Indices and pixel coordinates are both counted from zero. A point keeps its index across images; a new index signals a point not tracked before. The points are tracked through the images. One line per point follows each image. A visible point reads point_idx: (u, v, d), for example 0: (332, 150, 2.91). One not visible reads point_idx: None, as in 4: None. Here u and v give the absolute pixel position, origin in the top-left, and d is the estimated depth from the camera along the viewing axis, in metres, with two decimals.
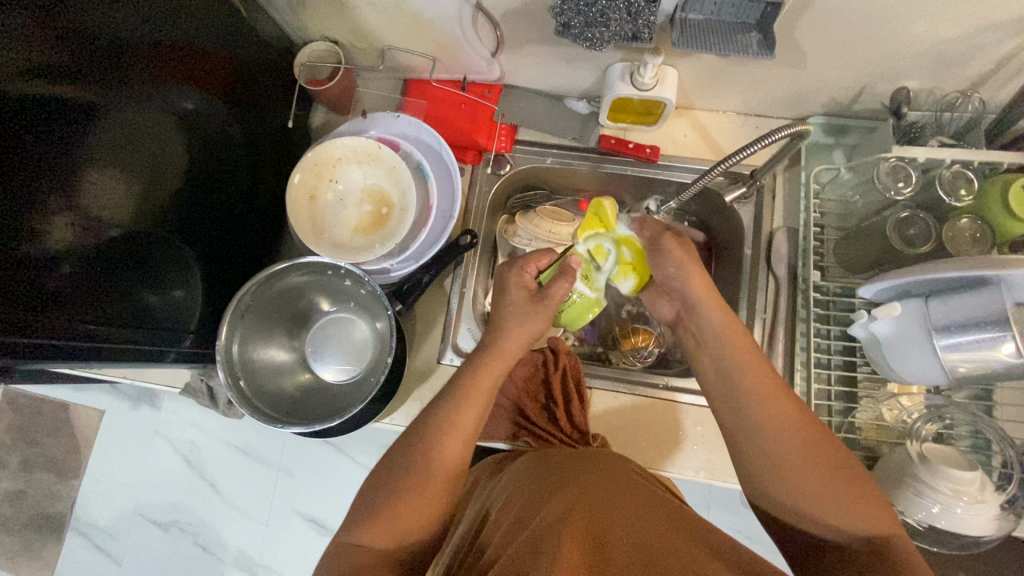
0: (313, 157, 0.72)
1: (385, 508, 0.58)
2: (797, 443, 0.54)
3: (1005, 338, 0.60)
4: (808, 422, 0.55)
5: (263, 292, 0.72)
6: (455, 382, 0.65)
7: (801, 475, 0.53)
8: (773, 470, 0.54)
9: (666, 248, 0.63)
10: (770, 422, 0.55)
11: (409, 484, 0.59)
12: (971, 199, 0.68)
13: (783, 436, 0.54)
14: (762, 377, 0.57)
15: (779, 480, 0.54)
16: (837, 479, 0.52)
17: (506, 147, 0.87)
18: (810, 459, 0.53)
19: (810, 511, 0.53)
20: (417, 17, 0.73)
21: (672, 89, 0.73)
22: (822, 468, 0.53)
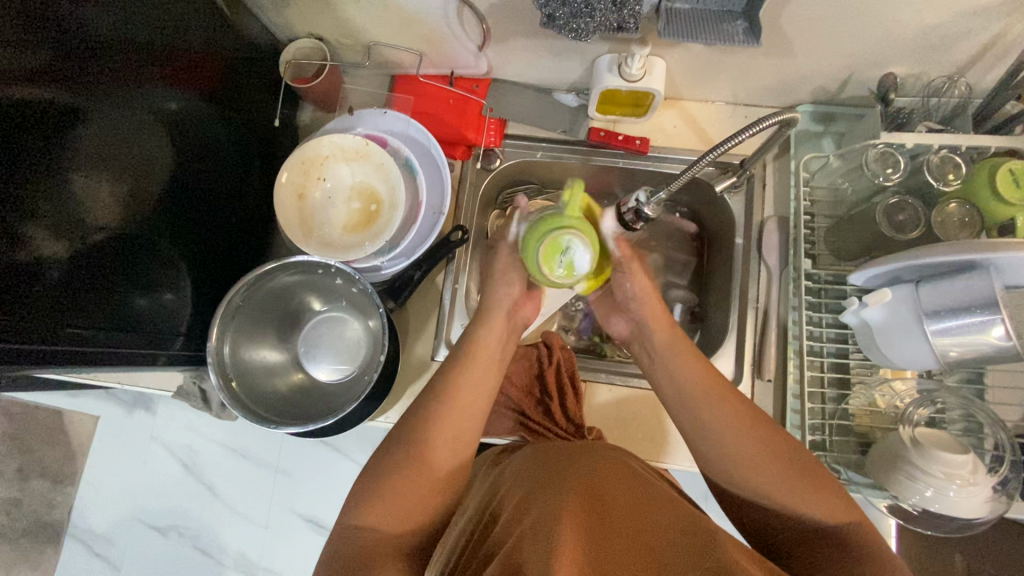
0: (300, 155, 0.71)
1: (384, 494, 0.59)
2: (744, 438, 0.58)
3: (995, 321, 0.61)
4: (756, 422, 0.59)
5: (253, 293, 0.71)
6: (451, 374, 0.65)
7: (753, 470, 0.56)
8: (732, 469, 0.57)
9: (629, 268, 0.70)
10: (726, 418, 0.59)
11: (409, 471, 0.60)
12: (959, 183, 0.69)
13: (735, 434, 0.58)
14: (711, 385, 0.61)
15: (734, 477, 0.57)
16: (791, 471, 0.55)
17: (495, 142, 0.86)
18: (763, 454, 0.56)
19: (772, 497, 0.55)
20: (403, 12, 0.72)
21: (659, 80, 0.73)
22: (773, 462, 0.56)
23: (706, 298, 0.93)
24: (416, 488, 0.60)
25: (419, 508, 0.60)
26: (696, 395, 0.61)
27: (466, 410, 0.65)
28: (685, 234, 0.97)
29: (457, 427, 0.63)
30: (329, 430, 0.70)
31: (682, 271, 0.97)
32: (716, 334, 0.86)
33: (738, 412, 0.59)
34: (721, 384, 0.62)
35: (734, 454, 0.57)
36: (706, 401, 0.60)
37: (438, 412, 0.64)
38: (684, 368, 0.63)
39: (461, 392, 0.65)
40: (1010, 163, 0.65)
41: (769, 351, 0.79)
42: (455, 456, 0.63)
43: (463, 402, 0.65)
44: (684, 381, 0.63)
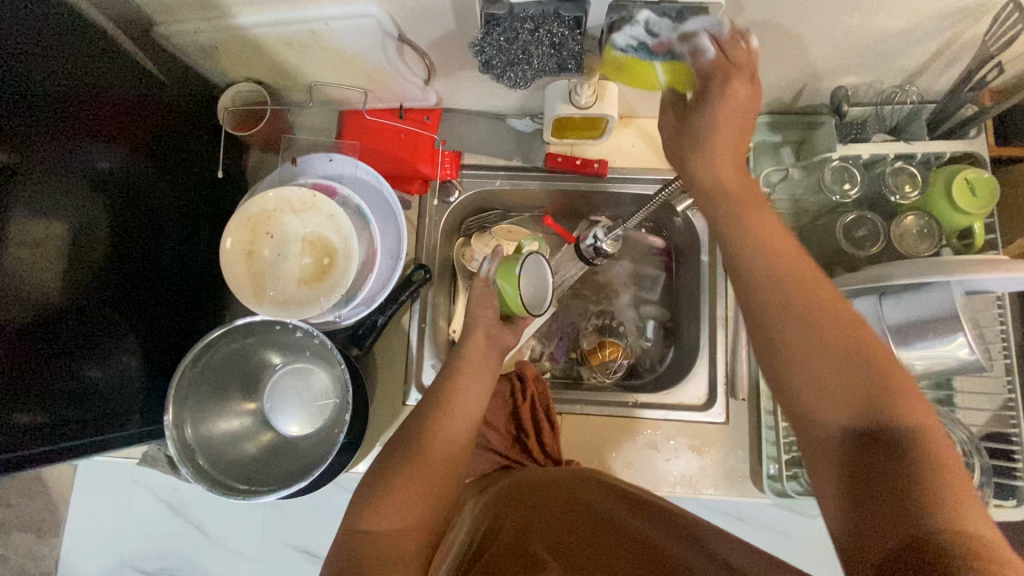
0: (245, 213, 0.68)
1: (386, 493, 0.62)
2: (842, 359, 0.49)
3: (958, 335, 0.61)
4: (905, 402, 0.47)
5: (211, 360, 0.69)
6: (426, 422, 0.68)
7: (811, 351, 0.50)
8: (804, 359, 0.50)
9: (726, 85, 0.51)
10: (854, 385, 0.48)
11: (414, 468, 0.64)
12: (917, 195, 0.68)
13: (822, 338, 0.49)
14: (812, 290, 0.51)
15: (791, 361, 0.51)
16: (871, 388, 0.47)
17: (452, 174, 0.84)
18: (844, 355, 0.49)
19: (824, 385, 0.49)
20: (341, 53, 0.69)
21: (612, 105, 0.71)
22: (858, 361, 0.48)
23: (677, 313, 0.92)
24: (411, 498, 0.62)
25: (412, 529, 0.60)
26: (832, 351, 0.49)
27: (449, 439, 0.68)
28: (653, 249, 0.96)
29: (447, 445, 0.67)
30: (303, 493, 0.68)
31: (653, 286, 0.96)
32: (689, 352, 0.86)
33: (873, 390, 0.47)
34: (825, 294, 0.51)
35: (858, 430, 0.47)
36: (790, 293, 0.51)
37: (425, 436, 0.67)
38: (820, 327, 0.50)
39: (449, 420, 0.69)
40: (965, 170, 0.65)
41: (742, 368, 0.79)
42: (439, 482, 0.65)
43: (452, 427, 0.69)
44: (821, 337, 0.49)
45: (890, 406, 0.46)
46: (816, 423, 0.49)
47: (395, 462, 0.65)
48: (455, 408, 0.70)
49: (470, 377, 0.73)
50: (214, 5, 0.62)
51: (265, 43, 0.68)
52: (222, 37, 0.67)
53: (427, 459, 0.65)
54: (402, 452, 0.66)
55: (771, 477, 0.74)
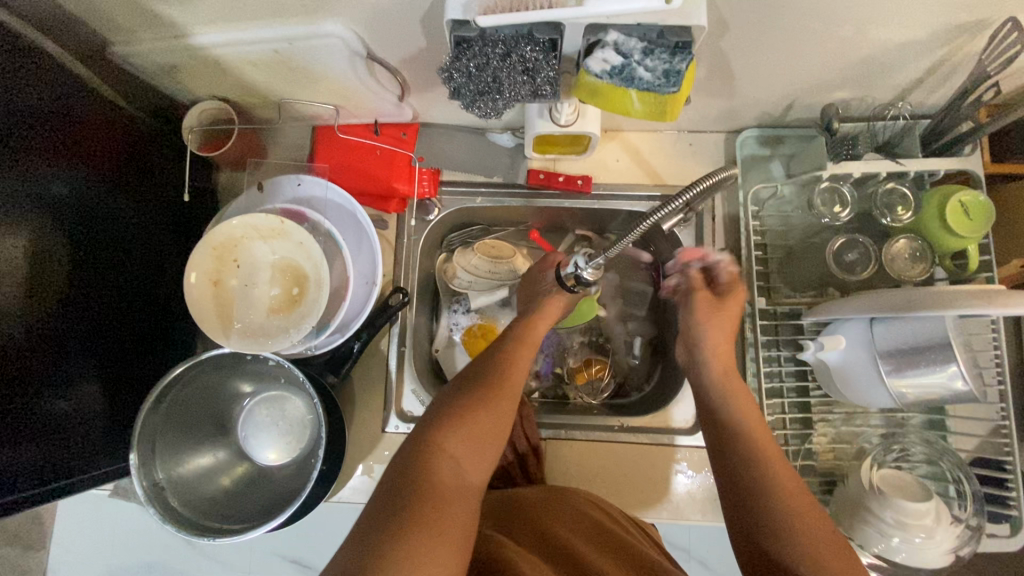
0: (209, 242, 0.65)
1: (462, 417, 0.60)
2: (778, 463, 0.56)
3: (950, 364, 0.60)
4: (794, 477, 0.56)
5: (183, 392, 0.68)
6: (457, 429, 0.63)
7: (772, 493, 0.54)
8: (751, 473, 0.56)
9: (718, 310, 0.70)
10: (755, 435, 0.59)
11: (489, 399, 0.62)
12: (909, 217, 0.66)
13: (776, 478, 0.55)
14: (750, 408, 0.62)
15: (742, 463, 0.57)
16: (801, 504, 0.53)
17: (430, 193, 0.81)
18: (780, 459, 0.57)
19: (767, 492, 0.54)
20: (308, 73, 0.66)
21: (594, 122, 0.68)
22: (789, 474, 0.55)
23: (665, 330, 0.90)
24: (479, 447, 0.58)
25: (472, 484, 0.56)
26: (739, 404, 0.62)
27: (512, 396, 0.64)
28: (640, 263, 0.93)
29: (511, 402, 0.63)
30: (277, 529, 0.66)
31: (640, 302, 0.93)
32: (677, 372, 0.83)
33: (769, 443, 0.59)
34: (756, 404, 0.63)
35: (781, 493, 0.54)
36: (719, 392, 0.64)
37: (488, 391, 0.62)
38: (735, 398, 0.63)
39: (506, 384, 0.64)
40: (963, 192, 0.62)
41: None
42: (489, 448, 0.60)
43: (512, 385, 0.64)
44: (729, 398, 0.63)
45: (787, 477, 0.56)
46: (750, 497, 0.55)
47: (463, 397, 0.62)
48: (520, 367, 0.66)
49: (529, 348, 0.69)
50: (170, 24, 0.58)
51: (227, 62, 0.65)
52: (181, 56, 0.64)
53: (501, 405, 0.62)
54: (476, 387, 0.63)
55: None
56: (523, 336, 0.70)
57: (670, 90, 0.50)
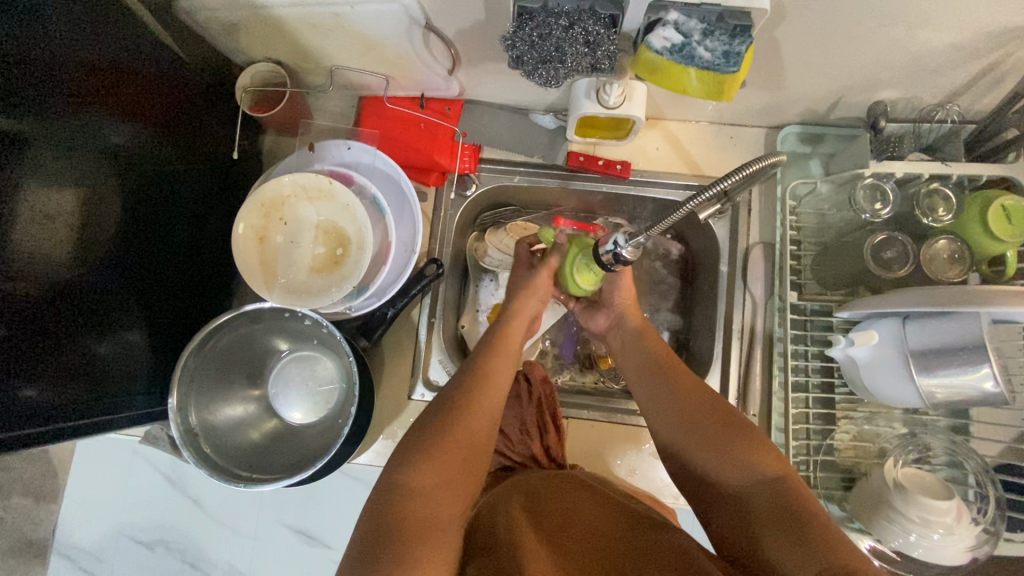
0: (259, 197, 0.67)
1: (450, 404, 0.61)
2: (688, 405, 0.60)
3: (983, 365, 0.59)
4: (699, 398, 0.60)
5: (220, 341, 0.70)
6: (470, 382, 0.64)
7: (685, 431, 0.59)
8: (662, 417, 0.61)
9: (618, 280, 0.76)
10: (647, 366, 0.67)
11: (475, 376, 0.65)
12: (950, 218, 0.66)
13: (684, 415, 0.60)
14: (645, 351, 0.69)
15: (657, 416, 0.62)
16: (719, 436, 0.56)
17: (470, 168, 0.82)
18: (690, 400, 0.61)
19: (680, 438, 0.59)
20: (365, 39, 0.67)
21: (640, 106, 0.69)
22: (700, 407, 0.59)
23: (690, 321, 0.90)
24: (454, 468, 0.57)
25: (453, 496, 0.55)
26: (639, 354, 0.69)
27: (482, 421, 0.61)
28: (670, 255, 0.94)
29: (477, 431, 0.60)
30: (304, 482, 0.68)
31: (667, 293, 0.93)
32: (700, 363, 0.84)
33: (675, 374, 0.64)
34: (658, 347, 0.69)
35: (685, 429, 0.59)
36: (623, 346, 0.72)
37: (464, 416, 0.60)
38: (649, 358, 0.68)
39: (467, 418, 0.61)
40: (1005, 198, 0.63)
41: (754, 383, 0.78)
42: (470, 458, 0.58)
43: (489, 399, 0.63)
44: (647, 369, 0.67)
45: (697, 411, 0.59)
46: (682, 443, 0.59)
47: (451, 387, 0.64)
48: (484, 408, 0.61)
49: (513, 344, 0.71)
50: None
51: (287, 23, 0.66)
52: (241, 14, 0.65)
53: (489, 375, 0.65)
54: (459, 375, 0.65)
55: None
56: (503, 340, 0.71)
57: (729, 69, 0.51)
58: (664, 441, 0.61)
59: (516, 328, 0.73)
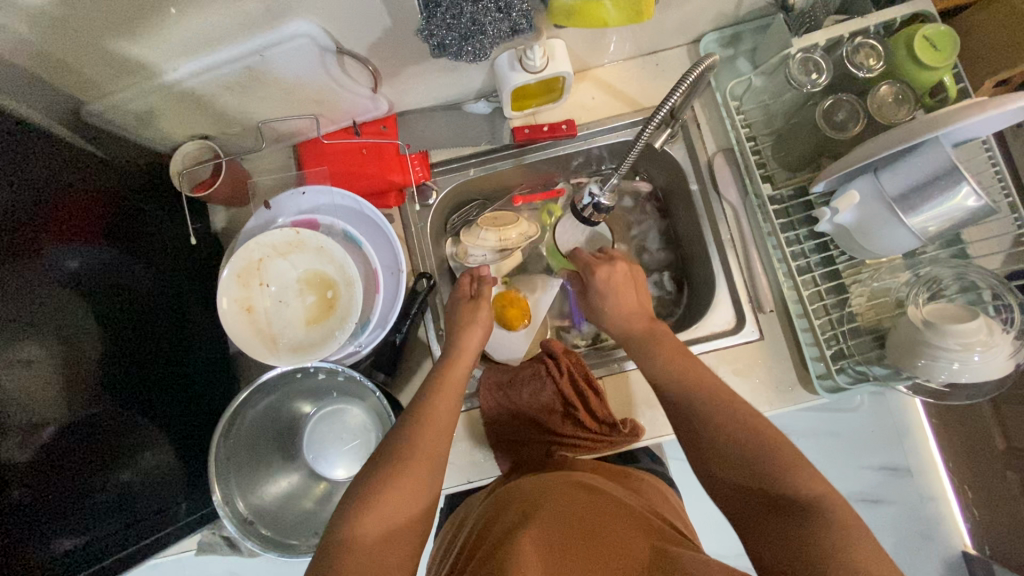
0: (233, 269, 0.65)
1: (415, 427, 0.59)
2: (720, 415, 0.58)
3: (962, 187, 0.61)
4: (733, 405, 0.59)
5: (244, 425, 0.68)
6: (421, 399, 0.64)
7: (720, 436, 0.57)
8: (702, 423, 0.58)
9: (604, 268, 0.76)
10: (671, 371, 0.64)
11: (433, 403, 0.63)
12: (882, 65, 0.68)
13: (719, 420, 0.58)
14: (668, 353, 0.66)
15: (696, 419, 0.59)
16: (754, 454, 0.54)
17: (425, 176, 0.82)
18: (717, 408, 0.59)
19: (715, 438, 0.57)
20: (283, 83, 0.67)
21: (565, 61, 0.70)
22: (729, 417, 0.58)
23: (682, 248, 0.92)
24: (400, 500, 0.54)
25: (407, 509, 0.54)
26: (659, 357, 0.66)
27: (426, 461, 0.57)
28: (640, 194, 0.95)
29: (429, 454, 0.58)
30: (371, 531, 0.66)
31: (650, 232, 0.95)
32: (705, 282, 0.86)
33: (693, 369, 0.63)
34: (677, 349, 0.66)
35: (724, 434, 0.57)
36: (642, 353, 0.68)
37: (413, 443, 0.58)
38: (675, 361, 0.65)
39: (416, 460, 0.57)
40: (921, 29, 0.65)
41: (761, 281, 0.79)
42: (432, 472, 0.57)
43: (442, 417, 0.61)
44: (675, 376, 0.63)
45: (727, 417, 0.58)
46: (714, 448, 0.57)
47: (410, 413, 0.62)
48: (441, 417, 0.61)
49: (461, 370, 0.68)
50: (140, 67, 0.59)
51: (201, 94, 0.65)
52: (154, 99, 0.64)
53: (444, 403, 0.63)
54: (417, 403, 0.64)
55: (820, 376, 0.74)
56: (457, 355, 0.69)
57: None
58: (686, 423, 0.60)
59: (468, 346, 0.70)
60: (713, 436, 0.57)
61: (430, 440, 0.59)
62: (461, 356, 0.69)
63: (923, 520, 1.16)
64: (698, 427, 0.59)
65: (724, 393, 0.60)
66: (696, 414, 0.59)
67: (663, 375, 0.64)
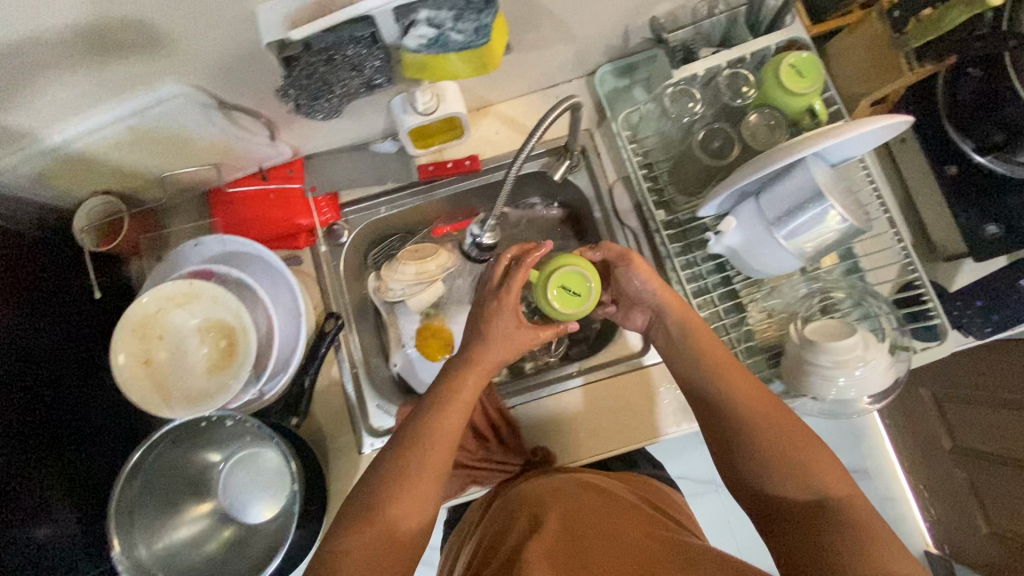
0: (127, 323, 0.66)
1: (433, 420, 0.60)
2: (762, 419, 0.59)
3: (829, 210, 0.62)
4: (773, 410, 0.59)
5: (151, 477, 0.69)
6: (438, 395, 0.62)
7: (754, 441, 0.58)
8: (738, 425, 0.59)
9: (630, 260, 0.66)
10: (710, 371, 0.63)
11: (451, 394, 0.62)
12: (754, 92, 0.71)
13: (758, 426, 0.58)
14: (709, 350, 0.64)
15: (730, 423, 0.60)
16: (791, 461, 0.56)
17: (332, 217, 0.84)
18: (757, 410, 0.59)
19: (749, 443, 0.58)
20: (173, 138, 0.68)
21: (455, 101, 0.72)
22: (766, 422, 0.58)
23: None
24: (412, 499, 0.57)
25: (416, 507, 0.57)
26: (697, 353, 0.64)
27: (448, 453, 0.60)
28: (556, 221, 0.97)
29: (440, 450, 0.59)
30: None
31: None
32: None
33: (733, 370, 0.62)
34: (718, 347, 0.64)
35: (760, 439, 0.58)
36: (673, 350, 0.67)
37: (428, 442, 0.59)
38: (708, 359, 0.63)
39: (431, 454, 0.59)
40: (786, 58, 0.67)
41: None
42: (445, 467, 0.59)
43: (455, 417, 0.61)
44: (710, 378, 0.63)
45: (769, 422, 0.58)
46: (745, 452, 0.58)
47: (430, 401, 0.62)
48: (455, 414, 0.61)
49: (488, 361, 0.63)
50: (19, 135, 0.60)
51: (92, 154, 0.66)
52: (42, 162, 0.65)
53: (465, 394, 0.62)
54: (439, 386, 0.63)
55: None
56: (478, 339, 0.64)
57: (481, 43, 0.55)
58: (716, 426, 0.61)
59: (488, 351, 0.63)
60: (750, 445, 0.58)
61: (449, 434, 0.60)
62: (486, 351, 0.63)
63: None
64: (731, 430, 0.60)
65: (762, 397, 0.60)
66: (734, 418, 0.60)
67: (696, 372, 0.64)
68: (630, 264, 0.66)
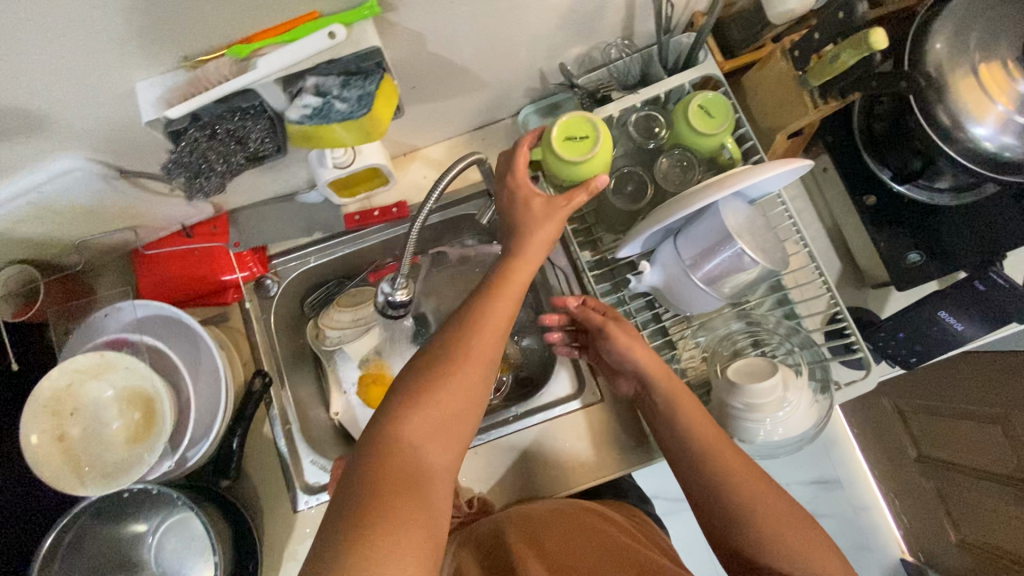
0: (37, 401, 0.64)
1: (443, 374, 0.53)
2: (761, 501, 0.58)
3: (741, 253, 0.62)
4: (766, 489, 0.58)
5: (71, 561, 0.68)
6: (446, 348, 0.55)
7: (756, 525, 0.57)
8: (738, 508, 0.58)
9: (611, 334, 0.66)
10: (704, 448, 0.60)
11: (456, 352, 0.55)
12: (666, 133, 0.73)
13: (760, 506, 0.57)
14: (702, 425, 0.61)
15: (732, 504, 0.58)
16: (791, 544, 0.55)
17: (261, 271, 0.83)
18: (755, 489, 0.58)
19: (751, 525, 0.57)
20: (82, 208, 0.67)
21: (372, 153, 0.71)
22: (767, 505, 0.57)
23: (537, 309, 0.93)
24: (439, 429, 0.52)
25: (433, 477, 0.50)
26: (691, 426, 0.62)
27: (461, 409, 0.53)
28: None
29: (452, 408, 0.53)
30: None
31: None
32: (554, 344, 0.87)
33: (724, 446, 0.60)
34: (708, 419, 0.62)
35: (761, 521, 0.57)
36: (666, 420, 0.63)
37: (437, 396, 0.52)
38: (704, 434, 0.61)
39: (448, 404, 0.52)
40: (694, 99, 0.67)
41: None
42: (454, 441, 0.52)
43: (468, 368, 0.54)
44: (710, 456, 0.60)
45: (766, 503, 0.57)
46: (745, 532, 0.57)
47: (433, 354, 0.55)
48: (468, 366, 0.54)
49: (505, 299, 0.58)
50: None
51: None
52: None
53: (474, 341, 0.55)
54: (441, 340, 0.56)
55: None
56: (501, 278, 0.59)
57: (363, 113, 0.54)
58: (710, 505, 0.59)
59: (509, 289, 0.59)
60: (748, 529, 0.57)
61: (462, 388, 0.54)
62: (509, 288, 0.58)
63: (859, 531, 1.13)
64: (729, 513, 0.58)
65: (757, 474, 0.59)
66: (733, 500, 0.58)
67: (694, 449, 0.61)
68: (609, 337, 0.67)
